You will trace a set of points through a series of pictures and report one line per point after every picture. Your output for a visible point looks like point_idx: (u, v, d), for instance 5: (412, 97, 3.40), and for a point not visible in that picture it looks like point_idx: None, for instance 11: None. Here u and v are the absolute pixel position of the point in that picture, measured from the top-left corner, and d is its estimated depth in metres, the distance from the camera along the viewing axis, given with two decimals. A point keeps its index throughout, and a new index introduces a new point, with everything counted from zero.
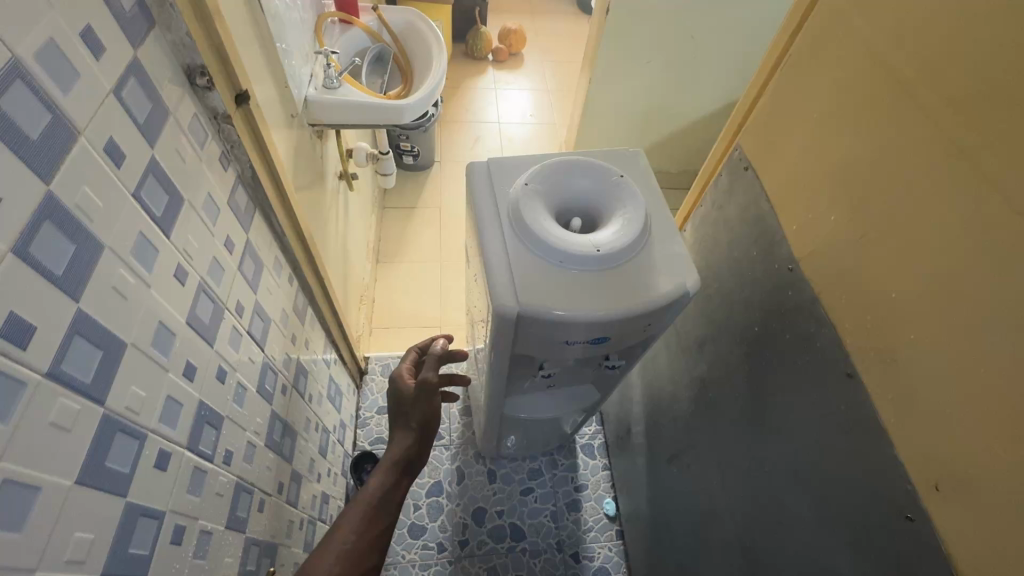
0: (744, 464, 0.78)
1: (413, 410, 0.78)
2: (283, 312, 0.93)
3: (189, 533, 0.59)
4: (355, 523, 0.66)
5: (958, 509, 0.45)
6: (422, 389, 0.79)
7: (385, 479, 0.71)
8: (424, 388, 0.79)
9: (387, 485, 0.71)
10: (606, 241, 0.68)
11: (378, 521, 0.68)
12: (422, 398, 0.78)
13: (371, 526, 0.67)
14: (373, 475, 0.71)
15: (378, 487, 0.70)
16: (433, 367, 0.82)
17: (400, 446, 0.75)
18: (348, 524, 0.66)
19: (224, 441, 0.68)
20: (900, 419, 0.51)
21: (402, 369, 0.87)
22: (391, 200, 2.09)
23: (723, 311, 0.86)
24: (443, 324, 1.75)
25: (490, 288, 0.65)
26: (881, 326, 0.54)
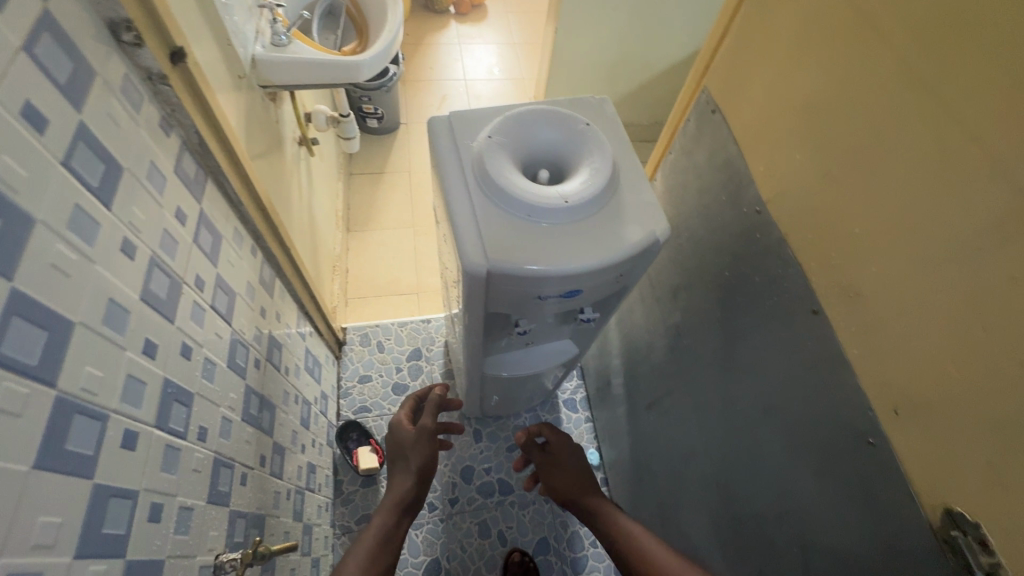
0: (719, 404, 0.80)
1: (412, 453, 0.84)
2: (249, 285, 0.90)
3: (167, 510, 0.58)
4: (361, 559, 0.67)
5: (913, 431, 0.47)
6: (422, 433, 0.85)
7: (387, 519, 0.73)
8: (423, 433, 0.85)
9: (390, 524, 0.73)
10: (574, 191, 0.67)
11: (381, 559, 0.68)
12: (423, 441, 0.85)
13: (376, 562, 0.67)
14: (375, 516, 0.74)
15: (380, 526, 0.72)
16: (432, 413, 0.89)
17: (400, 488, 0.79)
18: (353, 560, 0.67)
19: (197, 417, 0.67)
20: (862, 350, 0.53)
21: (400, 414, 0.93)
22: (358, 165, 2.02)
23: (694, 258, 0.87)
24: (420, 291, 1.73)
25: (459, 246, 0.63)
26: (844, 264, 0.55)
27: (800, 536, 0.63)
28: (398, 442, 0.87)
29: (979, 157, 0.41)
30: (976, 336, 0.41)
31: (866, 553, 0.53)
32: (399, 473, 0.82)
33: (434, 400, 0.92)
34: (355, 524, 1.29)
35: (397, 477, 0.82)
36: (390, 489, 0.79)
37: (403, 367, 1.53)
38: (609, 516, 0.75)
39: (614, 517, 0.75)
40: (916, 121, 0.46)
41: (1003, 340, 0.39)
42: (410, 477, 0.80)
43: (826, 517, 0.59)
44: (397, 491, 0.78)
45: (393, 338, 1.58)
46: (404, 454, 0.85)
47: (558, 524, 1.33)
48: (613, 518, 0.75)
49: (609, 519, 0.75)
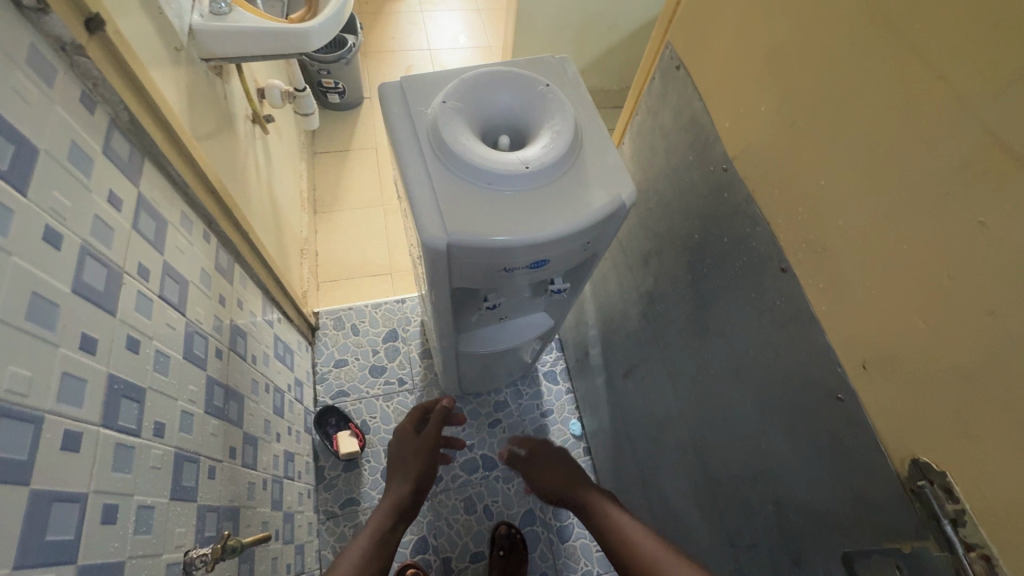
0: (692, 368, 0.80)
1: (413, 459, 0.83)
2: (204, 273, 0.85)
3: (124, 510, 0.56)
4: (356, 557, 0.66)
5: (881, 384, 0.47)
6: (424, 444, 0.86)
7: (383, 521, 0.72)
8: (425, 444, 0.86)
9: (386, 526, 0.72)
10: (535, 156, 0.64)
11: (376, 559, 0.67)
12: (423, 450, 0.85)
13: (371, 560, 0.66)
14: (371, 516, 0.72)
15: (378, 525, 0.71)
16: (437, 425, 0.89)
17: (395, 492, 0.78)
18: (348, 559, 0.66)
19: (152, 413, 0.64)
20: (830, 306, 0.52)
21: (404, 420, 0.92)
22: (321, 143, 1.94)
23: (663, 222, 0.85)
24: (393, 271, 1.69)
25: (416, 219, 0.60)
26: (812, 219, 0.53)
27: (772, 492, 0.64)
28: (399, 447, 0.86)
29: (948, 97, 0.39)
30: (943, 287, 0.40)
31: (837, 505, 0.54)
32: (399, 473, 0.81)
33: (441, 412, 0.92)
34: (339, 508, 1.28)
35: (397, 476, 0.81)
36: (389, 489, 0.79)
37: (380, 348, 1.50)
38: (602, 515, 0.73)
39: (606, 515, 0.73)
40: (884, 64, 0.44)
41: (971, 289, 0.38)
42: (408, 482, 0.79)
43: (798, 473, 0.59)
44: (393, 496, 0.77)
45: (367, 321, 1.55)
46: (403, 461, 0.84)
47: None
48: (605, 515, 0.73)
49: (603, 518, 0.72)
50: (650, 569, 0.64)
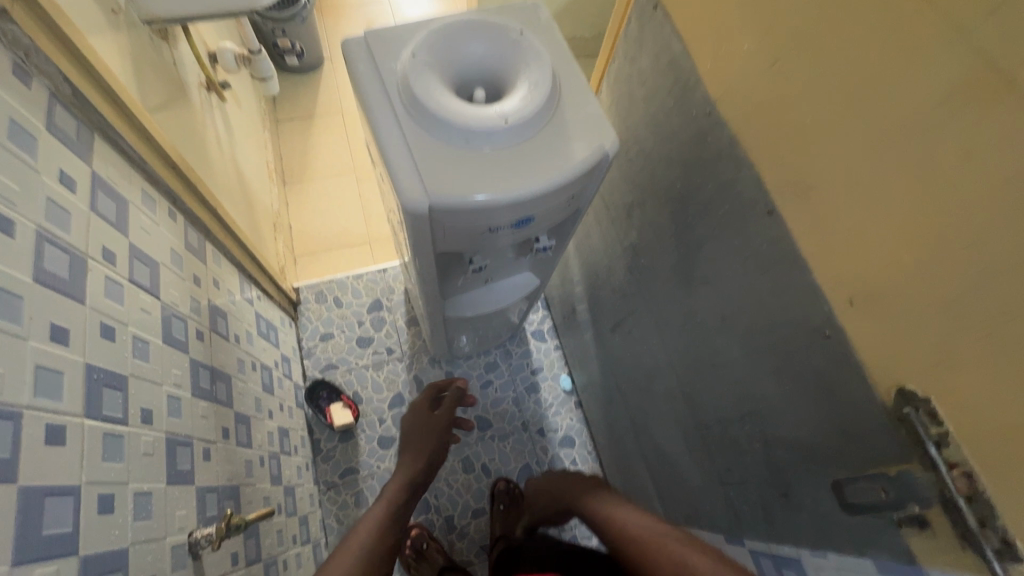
0: (679, 317, 0.81)
1: (428, 435, 0.89)
2: (174, 253, 0.82)
3: (121, 499, 0.55)
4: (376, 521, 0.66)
5: (866, 318, 0.48)
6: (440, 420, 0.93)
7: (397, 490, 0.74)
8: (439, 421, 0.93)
9: (402, 495, 0.73)
10: (512, 110, 0.61)
11: (393, 524, 0.68)
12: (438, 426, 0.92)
13: (389, 525, 0.67)
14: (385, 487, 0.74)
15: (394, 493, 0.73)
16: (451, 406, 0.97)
17: (408, 467, 0.81)
18: (368, 523, 0.66)
19: (137, 400, 0.62)
20: (816, 246, 0.52)
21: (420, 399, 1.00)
22: (284, 110, 1.85)
23: (645, 172, 0.84)
24: (372, 241, 1.65)
25: (394, 181, 0.58)
26: (796, 159, 0.53)
27: (762, 430, 0.66)
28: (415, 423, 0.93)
29: (933, 20, 0.38)
30: (927, 220, 0.41)
31: (824, 437, 0.56)
32: (415, 445, 0.87)
33: (455, 393, 1.01)
34: (339, 477, 1.29)
35: (411, 447, 0.86)
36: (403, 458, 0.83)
37: (365, 319, 1.49)
38: (620, 516, 0.70)
39: (631, 516, 0.69)
40: None
41: (955, 220, 0.39)
42: (422, 459, 0.83)
43: (786, 410, 0.61)
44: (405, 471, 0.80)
45: (349, 293, 1.52)
46: (419, 435, 0.89)
47: (539, 450, 1.38)
48: (629, 517, 0.69)
49: (606, 513, 0.72)
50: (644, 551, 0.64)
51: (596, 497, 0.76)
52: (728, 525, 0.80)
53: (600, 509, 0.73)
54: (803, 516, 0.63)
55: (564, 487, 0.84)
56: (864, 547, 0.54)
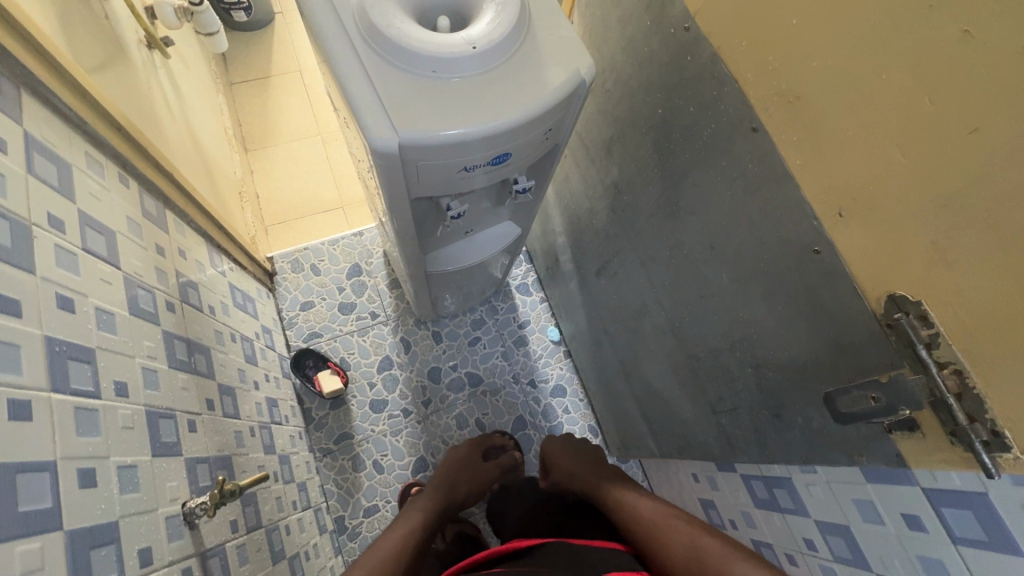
0: (666, 253, 0.80)
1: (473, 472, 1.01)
2: (131, 221, 0.77)
3: (104, 473, 0.53)
4: (404, 526, 0.73)
5: (856, 227, 0.47)
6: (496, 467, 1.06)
7: (425, 508, 0.80)
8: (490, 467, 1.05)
9: (429, 512, 0.79)
10: (480, 34, 0.57)
11: (419, 532, 0.74)
12: (481, 468, 1.03)
13: (415, 532, 0.73)
14: (416, 504, 0.81)
15: (422, 508, 0.79)
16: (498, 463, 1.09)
17: (441, 492, 0.88)
18: (399, 526, 0.74)
19: (109, 372, 0.59)
20: (805, 157, 0.50)
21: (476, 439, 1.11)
22: (237, 70, 1.73)
23: (624, 103, 0.81)
24: (344, 204, 1.59)
25: (358, 118, 0.54)
26: (784, 66, 0.50)
27: (751, 356, 0.67)
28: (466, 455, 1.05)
29: None
30: (925, 113, 0.39)
31: (815, 352, 0.56)
32: (456, 478, 0.96)
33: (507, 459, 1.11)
34: (334, 444, 1.29)
35: (450, 477, 0.94)
36: (441, 487, 0.89)
37: (345, 285, 1.45)
38: (635, 501, 0.75)
39: (644, 503, 0.74)
40: None
41: (956, 108, 0.37)
42: (457, 494, 0.91)
43: (775, 330, 0.61)
44: (435, 496, 0.85)
45: (326, 259, 1.48)
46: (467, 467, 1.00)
47: (531, 401, 1.39)
48: (643, 503, 0.74)
49: (625, 498, 0.77)
50: (648, 530, 0.68)
51: (617, 485, 0.81)
52: (721, 451, 0.82)
53: (608, 491, 0.81)
54: (794, 434, 0.64)
55: (590, 478, 0.88)
56: (855, 455, 0.55)
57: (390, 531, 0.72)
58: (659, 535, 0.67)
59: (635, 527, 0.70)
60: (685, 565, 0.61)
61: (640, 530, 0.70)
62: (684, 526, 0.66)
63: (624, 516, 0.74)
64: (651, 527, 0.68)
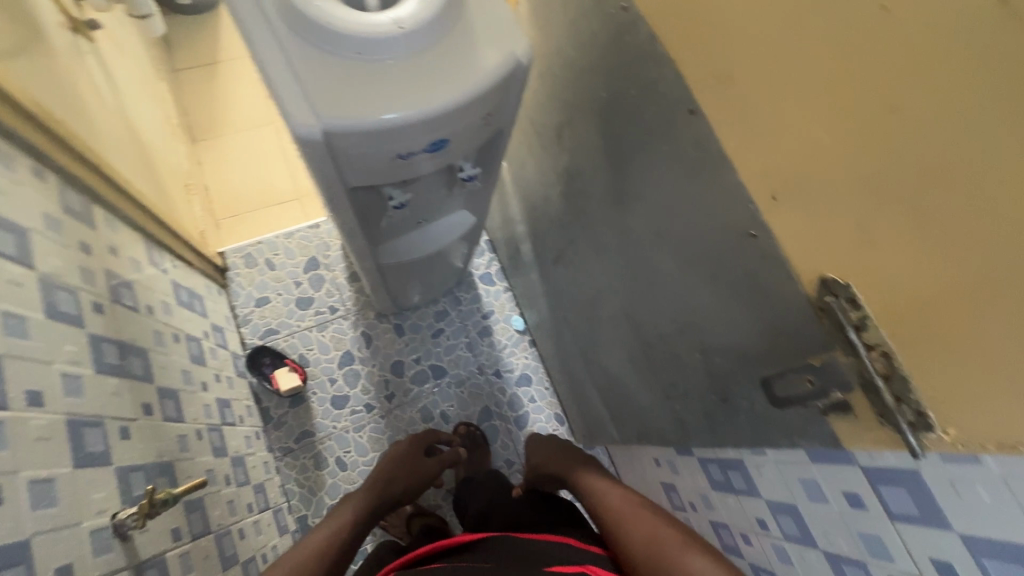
0: (616, 239, 0.79)
1: (413, 468, 0.99)
2: (48, 217, 0.71)
3: (12, 489, 0.49)
4: (329, 528, 0.72)
5: (790, 211, 0.46)
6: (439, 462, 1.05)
7: (356, 506, 0.78)
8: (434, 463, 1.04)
9: (360, 511, 0.77)
10: (408, 13, 0.54)
11: (346, 534, 0.72)
12: (422, 463, 1.02)
13: (342, 534, 0.72)
14: (346, 502, 0.79)
15: (353, 507, 0.78)
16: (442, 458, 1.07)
17: (376, 489, 0.86)
18: (323, 527, 0.72)
19: (19, 380, 0.55)
20: (740, 140, 0.49)
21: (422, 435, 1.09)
22: (181, 57, 1.65)
23: (571, 86, 0.79)
24: (300, 196, 1.53)
25: (278, 103, 0.51)
26: (716, 47, 0.49)
27: (698, 341, 0.67)
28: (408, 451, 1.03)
29: None
30: (854, 95, 0.38)
31: (756, 336, 0.56)
32: (395, 474, 0.94)
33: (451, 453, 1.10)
34: (294, 442, 1.26)
35: (388, 473, 0.92)
36: (376, 484, 0.88)
37: (302, 279, 1.41)
38: (605, 490, 0.75)
39: (611, 493, 0.74)
40: None
41: (876, 87, 0.36)
42: (394, 491, 0.90)
43: (719, 316, 0.61)
44: (369, 493, 0.83)
45: (281, 253, 1.43)
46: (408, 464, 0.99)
47: (496, 391, 1.38)
48: (613, 492, 0.74)
49: (596, 486, 0.77)
50: (612, 518, 0.69)
51: (589, 473, 0.82)
52: (676, 436, 0.83)
53: (580, 479, 0.82)
54: (740, 417, 0.64)
55: (562, 467, 0.88)
56: (796, 438, 0.56)
57: (314, 532, 0.71)
58: (620, 523, 0.67)
59: (603, 515, 0.70)
60: (641, 551, 0.62)
61: (606, 519, 0.70)
62: (650, 516, 0.66)
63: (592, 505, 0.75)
64: (616, 515, 0.69)
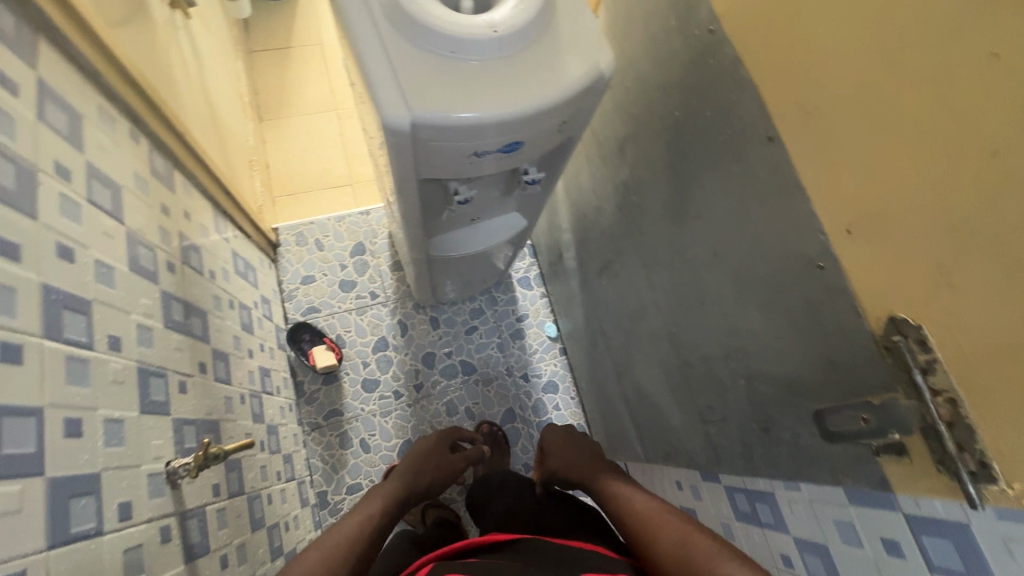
0: (669, 257, 0.80)
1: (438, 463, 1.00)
2: (138, 178, 0.76)
3: (90, 424, 0.53)
4: (359, 516, 0.73)
5: (863, 244, 0.46)
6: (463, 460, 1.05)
7: (385, 497, 0.79)
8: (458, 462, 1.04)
9: (388, 502, 0.78)
10: (503, 19, 0.56)
11: (375, 524, 0.74)
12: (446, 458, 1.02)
13: (371, 523, 0.73)
14: (374, 491, 0.80)
15: (382, 496, 0.79)
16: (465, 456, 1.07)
17: (403, 480, 0.87)
18: (354, 514, 0.74)
19: (103, 325, 0.59)
20: (817, 171, 0.50)
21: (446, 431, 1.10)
22: (257, 39, 1.73)
23: (642, 102, 0.80)
24: (354, 182, 1.58)
25: (372, 91, 0.53)
26: (805, 77, 0.50)
27: (744, 368, 0.67)
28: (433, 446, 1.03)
29: None
30: (948, 135, 0.38)
31: (808, 369, 0.56)
32: (422, 467, 0.95)
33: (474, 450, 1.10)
34: (323, 419, 1.30)
35: (414, 466, 0.93)
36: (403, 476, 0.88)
37: (347, 263, 1.45)
38: (631, 495, 0.74)
39: (638, 500, 0.73)
40: None
41: (972, 130, 0.36)
42: (420, 484, 0.91)
43: (771, 345, 0.61)
44: (397, 483, 0.84)
45: (331, 235, 1.48)
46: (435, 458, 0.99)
47: (522, 395, 1.39)
48: (639, 498, 0.73)
49: (620, 492, 0.76)
50: (641, 525, 0.68)
51: (613, 479, 0.81)
52: (706, 460, 0.82)
53: (603, 484, 0.81)
54: (781, 449, 0.64)
55: (581, 472, 0.88)
56: (841, 475, 0.55)
57: (344, 519, 0.72)
58: (649, 529, 0.66)
59: (630, 520, 0.70)
60: (670, 553, 0.62)
61: (634, 524, 0.69)
62: (678, 522, 0.65)
63: (616, 509, 0.74)
64: (644, 521, 0.68)
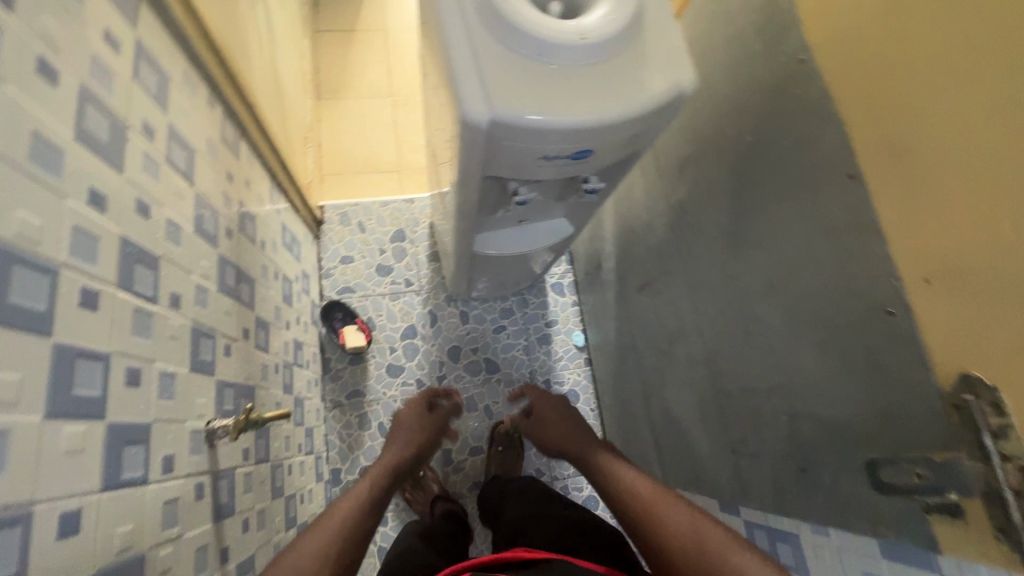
0: (719, 283, 0.79)
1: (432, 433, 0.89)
2: (210, 143, 0.79)
3: (147, 376, 0.55)
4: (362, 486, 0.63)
5: (942, 298, 0.45)
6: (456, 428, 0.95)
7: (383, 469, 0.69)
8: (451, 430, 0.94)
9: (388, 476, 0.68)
10: (592, 27, 0.57)
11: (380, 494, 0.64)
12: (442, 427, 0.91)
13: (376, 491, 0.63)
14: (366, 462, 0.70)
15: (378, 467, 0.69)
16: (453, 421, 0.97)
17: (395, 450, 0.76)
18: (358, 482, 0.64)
19: (167, 282, 0.61)
20: (900, 217, 0.49)
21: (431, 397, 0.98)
22: (325, 20, 1.77)
23: (712, 123, 0.79)
24: (401, 169, 1.60)
25: (455, 85, 0.53)
26: (898, 120, 0.49)
27: (788, 405, 0.65)
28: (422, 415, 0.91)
29: None
30: None
31: (861, 416, 0.54)
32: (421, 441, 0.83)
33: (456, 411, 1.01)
34: (345, 398, 1.31)
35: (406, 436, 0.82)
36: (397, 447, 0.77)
37: (386, 248, 1.47)
38: (622, 474, 0.68)
39: (632, 477, 0.67)
40: None
41: None
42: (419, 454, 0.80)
43: (821, 386, 0.60)
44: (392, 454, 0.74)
45: (374, 219, 1.50)
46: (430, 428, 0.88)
47: None
48: (631, 475, 0.67)
49: (613, 471, 0.70)
50: (643, 511, 0.62)
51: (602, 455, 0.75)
52: (731, 492, 0.81)
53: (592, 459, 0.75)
54: (817, 493, 0.62)
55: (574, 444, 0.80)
56: (882, 528, 0.53)
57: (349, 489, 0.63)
58: (653, 514, 0.61)
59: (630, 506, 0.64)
60: (683, 547, 0.57)
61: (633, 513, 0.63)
62: (682, 506, 0.61)
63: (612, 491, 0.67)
64: (643, 507, 0.62)
